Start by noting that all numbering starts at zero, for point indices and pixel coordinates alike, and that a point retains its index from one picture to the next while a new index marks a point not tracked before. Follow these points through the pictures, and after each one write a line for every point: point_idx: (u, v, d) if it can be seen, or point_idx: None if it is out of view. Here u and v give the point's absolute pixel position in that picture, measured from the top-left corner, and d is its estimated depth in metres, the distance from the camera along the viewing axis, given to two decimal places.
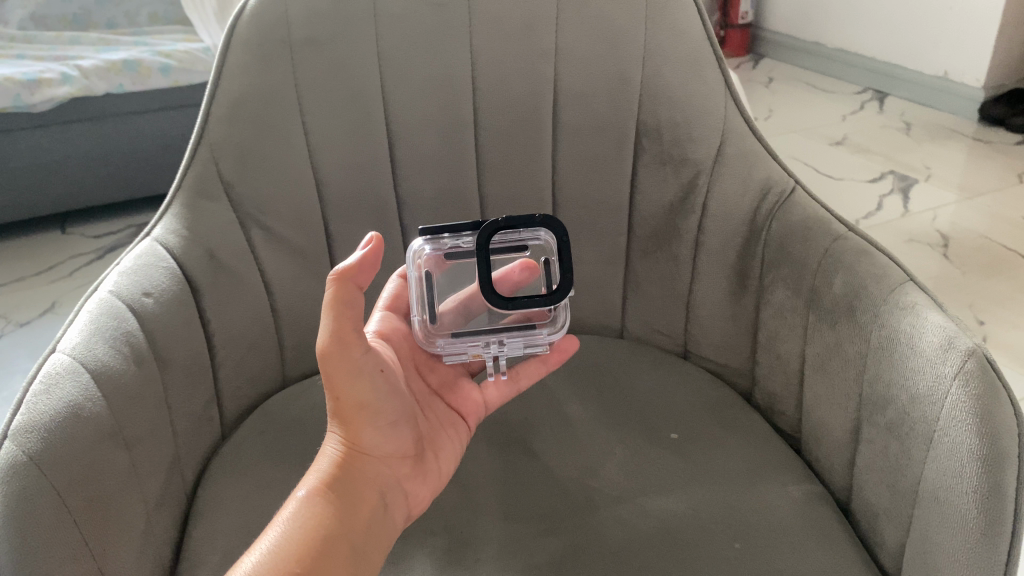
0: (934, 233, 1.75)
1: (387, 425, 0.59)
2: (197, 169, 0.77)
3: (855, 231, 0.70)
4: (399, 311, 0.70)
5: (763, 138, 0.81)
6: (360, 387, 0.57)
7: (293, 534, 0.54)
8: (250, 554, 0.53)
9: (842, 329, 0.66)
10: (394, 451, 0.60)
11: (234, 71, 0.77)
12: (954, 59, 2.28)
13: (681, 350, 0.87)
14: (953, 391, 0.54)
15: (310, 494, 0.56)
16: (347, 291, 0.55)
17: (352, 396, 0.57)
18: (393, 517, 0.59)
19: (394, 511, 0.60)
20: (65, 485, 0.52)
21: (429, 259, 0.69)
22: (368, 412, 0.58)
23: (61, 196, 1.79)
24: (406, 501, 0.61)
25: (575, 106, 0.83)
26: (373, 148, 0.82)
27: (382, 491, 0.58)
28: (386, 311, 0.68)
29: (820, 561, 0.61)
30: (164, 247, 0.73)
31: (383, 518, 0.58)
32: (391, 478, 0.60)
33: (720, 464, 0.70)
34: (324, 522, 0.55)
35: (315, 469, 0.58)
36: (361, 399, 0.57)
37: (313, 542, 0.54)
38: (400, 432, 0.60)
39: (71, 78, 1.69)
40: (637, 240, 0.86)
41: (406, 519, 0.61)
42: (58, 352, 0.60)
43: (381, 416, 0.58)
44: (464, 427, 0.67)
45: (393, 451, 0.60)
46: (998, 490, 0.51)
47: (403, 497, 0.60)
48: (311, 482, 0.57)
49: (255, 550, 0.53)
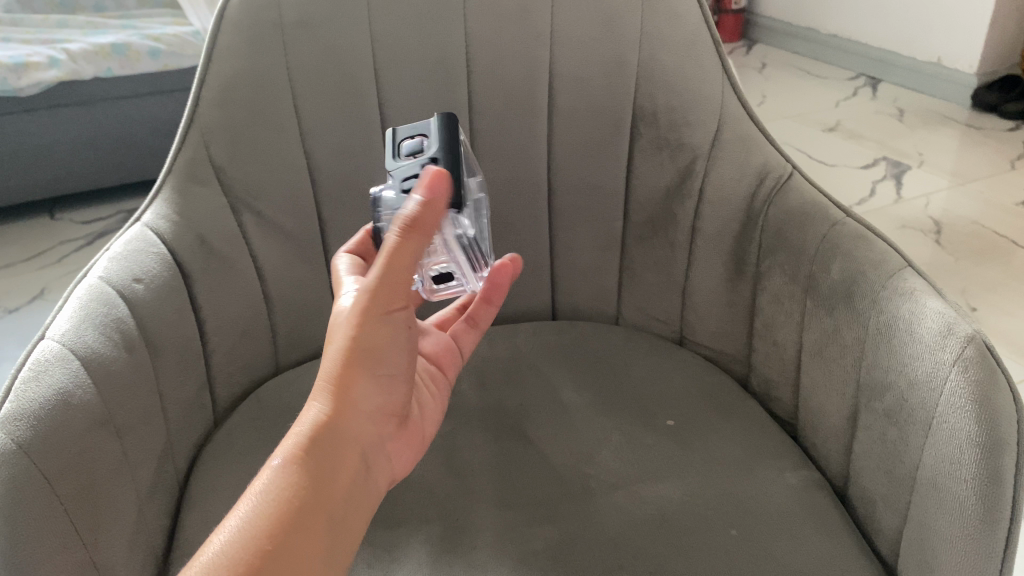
0: (927, 219, 1.75)
1: (383, 378, 0.53)
2: (188, 152, 0.76)
3: (852, 216, 0.70)
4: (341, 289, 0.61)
5: (760, 123, 0.80)
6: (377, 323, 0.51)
7: (275, 501, 0.46)
8: (219, 532, 0.45)
9: (840, 314, 0.65)
10: (382, 407, 0.54)
11: (225, 54, 0.76)
12: (948, 44, 2.28)
13: (677, 337, 0.86)
14: (953, 376, 0.54)
15: (292, 458, 0.48)
16: (416, 244, 0.50)
17: (365, 341, 0.51)
18: (373, 481, 0.53)
19: (377, 474, 0.53)
20: (55, 473, 0.51)
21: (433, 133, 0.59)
22: (374, 360, 0.52)
23: (49, 181, 1.77)
24: (384, 463, 0.55)
25: (571, 89, 0.82)
26: (367, 131, 0.80)
27: (367, 454, 0.52)
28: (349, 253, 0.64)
29: (816, 547, 0.60)
30: (154, 232, 0.72)
31: (365, 482, 0.52)
32: (375, 436, 0.53)
33: (717, 450, 0.70)
34: (306, 497, 0.47)
35: (294, 433, 0.49)
36: (375, 346, 0.51)
37: (293, 516, 0.46)
38: (392, 388, 0.54)
39: (59, 61, 1.66)
40: (634, 225, 0.85)
41: (386, 484, 0.55)
42: (47, 338, 0.59)
43: (384, 367, 0.52)
44: (445, 382, 0.65)
45: (381, 407, 0.54)
46: (998, 476, 0.51)
47: (384, 458, 0.55)
48: (289, 446, 0.49)
49: (224, 528, 0.45)
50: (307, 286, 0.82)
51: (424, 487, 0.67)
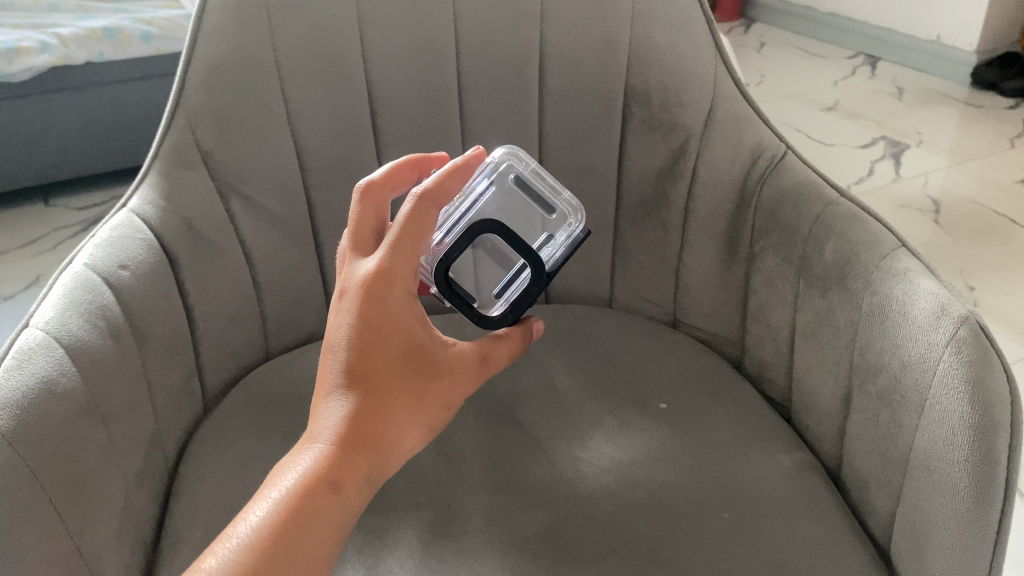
0: (925, 198, 1.74)
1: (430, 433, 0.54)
2: (174, 136, 0.75)
3: (846, 195, 0.69)
4: (412, 245, 0.51)
5: (754, 103, 0.79)
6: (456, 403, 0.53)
7: (316, 500, 0.46)
8: (260, 510, 0.45)
9: (833, 295, 0.65)
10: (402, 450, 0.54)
11: (210, 36, 0.75)
12: (947, 22, 2.27)
13: (671, 319, 0.86)
14: (946, 357, 0.53)
15: (339, 465, 0.48)
16: (513, 354, 0.57)
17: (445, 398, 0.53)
18: None
19: None
20: (39, 462, 0.51)
21: (563, 233, 0.66)
22: (439, 417, 0.53)
23: (45, 166, 1.77)
24: None
25: (562, 69, 0.81)
26: (355, 113, 0.79)
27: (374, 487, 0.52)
28: (420, 200, 0.51)
29: (809, 530, 0.60)
30: (141, 218, 0.71)
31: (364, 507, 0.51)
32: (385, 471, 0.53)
33: (710, 434, 0.69)
34: (340, 512, 0.47)
35: (343, 436, 0.48)
36: (447, 398, 0.53)
37: (326, 525, 0.46)
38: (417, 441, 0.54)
39: (51, 46, 1.63)
40: (627, 207, 0.84)
41: None
42: (31, 326, 0.58)
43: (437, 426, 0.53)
44: None
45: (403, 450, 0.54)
46: (992, 457, 0.50)
47: None
48: (335, 447, 0.48)
49: (265, 506, 0.45)
50: (296, 270, 0.81)
51: (416, 472, 0.67)
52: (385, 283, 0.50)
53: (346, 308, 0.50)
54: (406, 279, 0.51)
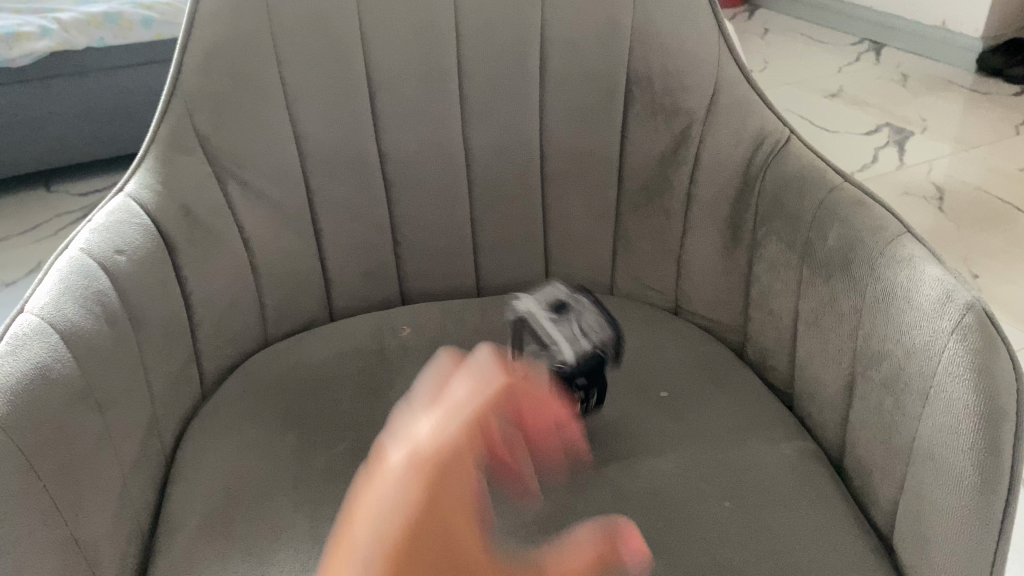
0: (930, 185, 1.73)
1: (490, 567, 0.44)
2: (172, 120, 0.75)
3: (850, 180, 0.68)
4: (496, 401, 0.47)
5: (758, 87, 0.78)
6: (564, 565, 0.48)
7: (408, 533, 0.36)
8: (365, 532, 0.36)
9: (836, 282, 0.64)
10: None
11: (207, 19, 0.74)
12: (953, 7, 2.25)
13: (673, 306, 0.85)
14: (952, 344, 0.52)
15: (427, 520, 0.37)
16: (599, 553, 0.51)
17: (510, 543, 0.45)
18: None
19: None
20: (34, 449, 0.50)
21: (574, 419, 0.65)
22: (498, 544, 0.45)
23: (45, 153, 1.76)
24: None
25: (564, 53, 0.80)
26: (354, 98, 0.78)
27: None
28: (497, 370, 0.48)
29: (811, 519, 0.59)
30: (137, 202, 0.70)
31: None
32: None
33: (711, 422, 0.68)
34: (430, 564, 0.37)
35: (441, 489, 0.38)
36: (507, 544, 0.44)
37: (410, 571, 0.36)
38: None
39: (51, 31, 1.62)
40: (629, 192, 0.83)
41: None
42: (26, 311, 0.57)
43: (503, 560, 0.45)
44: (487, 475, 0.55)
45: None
46: (997, 446, 0.49)
47: None
48: (428, 497, 0.38)
49: (370, 522, 0.36)
50: (295, 256, 0.80)
51: None
52: (481, 381, 0.46)
53: (435, 402, 0.43)
54: (489, 398, 0.45)
